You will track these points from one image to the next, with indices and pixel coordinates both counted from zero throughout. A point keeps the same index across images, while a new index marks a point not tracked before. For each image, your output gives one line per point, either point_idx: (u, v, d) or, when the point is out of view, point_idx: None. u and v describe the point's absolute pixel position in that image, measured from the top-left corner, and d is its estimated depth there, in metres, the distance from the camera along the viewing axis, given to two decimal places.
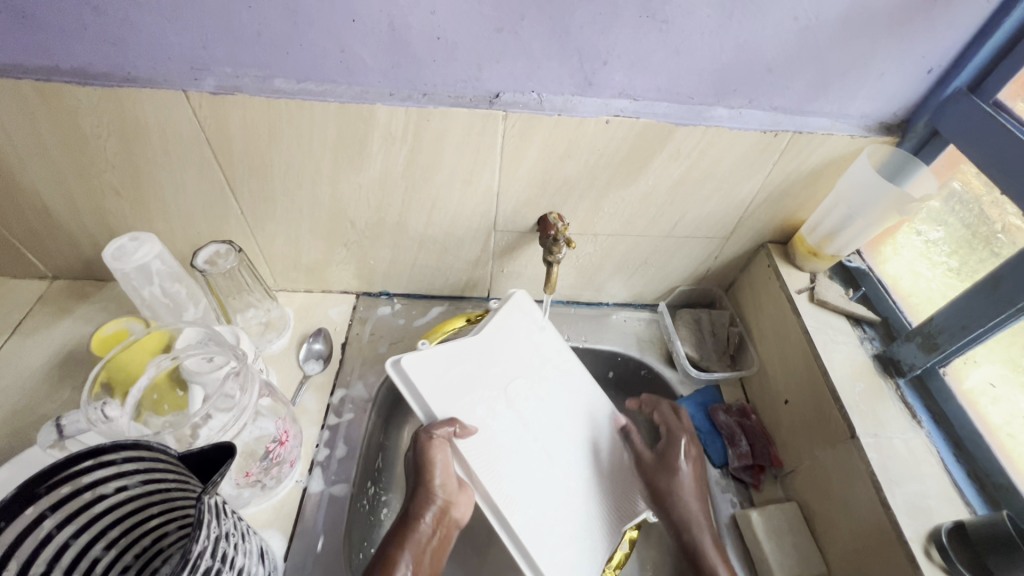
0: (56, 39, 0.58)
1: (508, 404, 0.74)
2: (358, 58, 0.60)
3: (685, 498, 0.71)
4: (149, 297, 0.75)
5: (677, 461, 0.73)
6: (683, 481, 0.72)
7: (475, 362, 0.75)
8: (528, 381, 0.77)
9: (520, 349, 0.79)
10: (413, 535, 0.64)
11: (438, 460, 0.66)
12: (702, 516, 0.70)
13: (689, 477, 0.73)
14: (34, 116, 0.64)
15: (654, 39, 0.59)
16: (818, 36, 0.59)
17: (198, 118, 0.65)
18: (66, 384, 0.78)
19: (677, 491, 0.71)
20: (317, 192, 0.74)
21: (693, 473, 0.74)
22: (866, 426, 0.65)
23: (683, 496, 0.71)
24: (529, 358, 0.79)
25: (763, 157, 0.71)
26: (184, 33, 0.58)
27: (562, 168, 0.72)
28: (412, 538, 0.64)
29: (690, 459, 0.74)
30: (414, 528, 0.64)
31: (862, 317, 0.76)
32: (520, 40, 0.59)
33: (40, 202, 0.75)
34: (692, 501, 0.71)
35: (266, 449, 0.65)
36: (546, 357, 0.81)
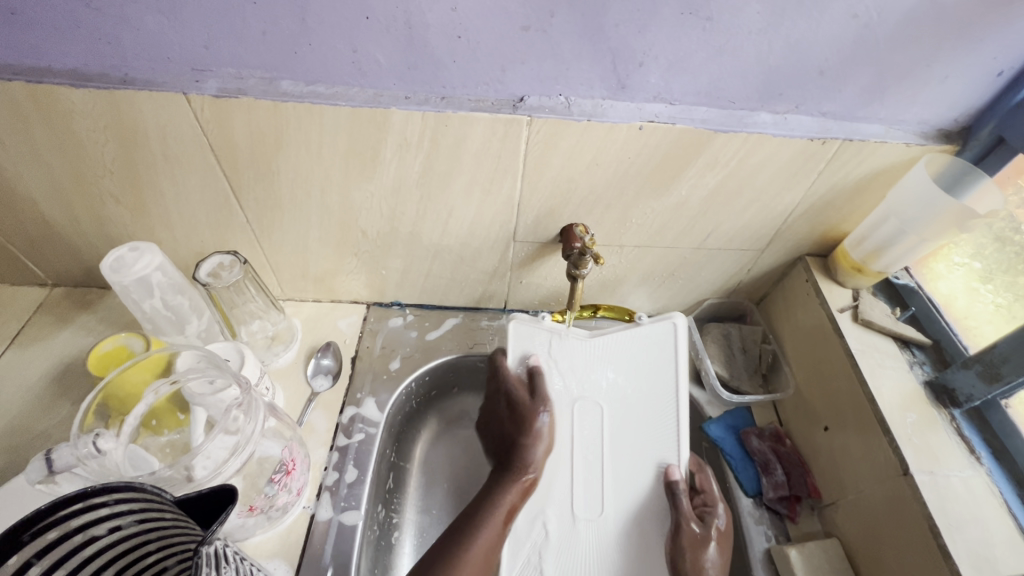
0: (47, 37, 0.54)
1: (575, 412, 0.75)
2: (372, 60, 0.56)
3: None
4: (150, 310, 0.71)
5: (706, 551, 0.64)
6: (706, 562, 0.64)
7: (595, 355, 0.77)
8: (614, 404, 0.75)
9: (636, 376, 0.76)
10: (524, 475, 0.71)
11: (547, 416, 0.74)
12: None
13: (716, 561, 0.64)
14: (27, 119, 0.60)
15: (696, 39, 0.54)
16: (879, 35, 0.54)
17: (200, 123, 0.60)
18: (65, 398, 0.75)
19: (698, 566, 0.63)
20: (327, 201, 0.70)
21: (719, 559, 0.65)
22: (920, 462, 0.60)
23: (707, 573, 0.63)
24: (637, 388, 0.75)
25: (808, 166, 0.66)
26: (184, 32, 0.53)
27: (589, 177, 0.67)
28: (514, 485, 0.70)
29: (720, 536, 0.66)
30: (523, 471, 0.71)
31: (911, 339, 0.71)
32: (549, 40, 0.54)
33: (37, 209, 0.71)
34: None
35: (271, 479, 0.63)
36: (652, 396, 0.75)
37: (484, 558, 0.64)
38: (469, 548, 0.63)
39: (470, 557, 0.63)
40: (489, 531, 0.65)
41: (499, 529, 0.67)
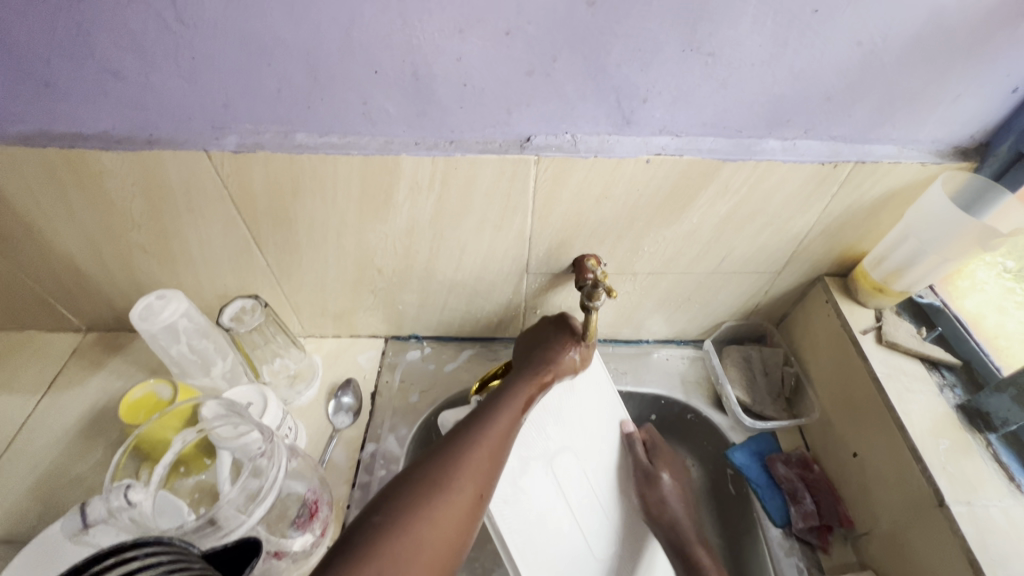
0: (78, 105, 0.57)
1: (553, 470, 0.69)
2: (382, 110, 0.57)
3: (674, 512, 0.73)
4: (177, 354, 0.74)
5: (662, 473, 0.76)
6: (667, 496, 0.75)
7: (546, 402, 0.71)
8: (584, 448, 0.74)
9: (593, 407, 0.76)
10: (546, 376, 0.69)
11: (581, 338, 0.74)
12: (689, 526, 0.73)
13: (676, 495, 0.75)
14: (61, 180, 0.63)
15: (698, 73, 0.54)
16: (885, 60, 0.53)
17: (221, 176, 0.63)
18: (98, 442, 0.77)
19: (663, 500, 0.74)
20: (344, 243, 0.72)
21: (677, 490, 0.75)
22: (956, 492, 0.57)
23: (671, 507, 0.74)
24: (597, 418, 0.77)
25: (820, 189, 0.65)
26: (205, 93, 0.56)
27: (598, 210, 0.67)
28: (535, 378, 0.68)
29: (674, 473, 0.77)
30: (547, 373, 0.69)
31: (940, 360, 0.69)
32: (552, 82, 0.55)
33: (72, 261, 0.74)
34: (678, 512, 0.74)
35: (293, 522, 0.62)
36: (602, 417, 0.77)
37: (503, 438, 0.59)
38: (489, 424, 0.60)
39: (488, 437, 0.58)
40: (509, 414, 0.62)
41: (513, 414, 0.62)
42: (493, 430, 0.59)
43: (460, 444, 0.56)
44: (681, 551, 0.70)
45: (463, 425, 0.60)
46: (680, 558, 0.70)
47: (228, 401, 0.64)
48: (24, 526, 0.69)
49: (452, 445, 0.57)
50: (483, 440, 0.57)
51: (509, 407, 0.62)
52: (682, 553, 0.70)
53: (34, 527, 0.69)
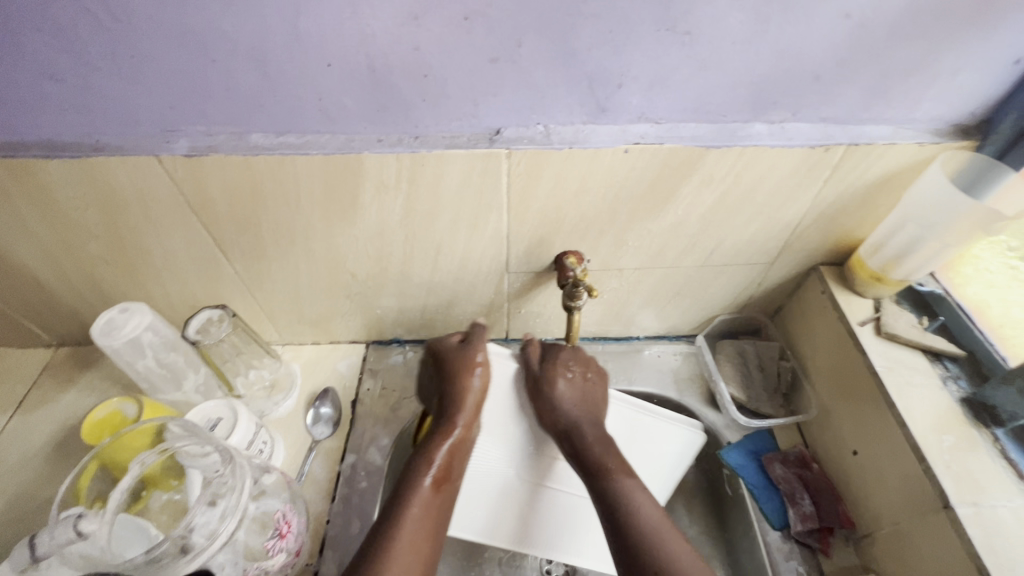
0: (16, 112, 0.53)
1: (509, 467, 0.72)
2: (339, 106, 0.54)
3: (573, 419, 0.67)
4: (144, 369, 0.71)
5: (558, 378, 0.69)
6: (561, 403, 0.68)
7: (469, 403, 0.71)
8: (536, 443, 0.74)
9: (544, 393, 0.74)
10: (449, 436, 0.65)
11: (476, 358, 0.69)
12: (587, 426, 0.66)
13: (576, 402, 0.68)
14: (8, 192, 0.60)
15: (676, 55, 0.51)
16: (876, 34, 0.50)
17: (175, 183, 0.60)
18: (71, 462, 0.75)
19: (555, 407, 0.67)
20: (312, 248, 0.68)
21: (574, 399, 0.68)
22: (962, 493, 0.54)
23: (573, 417, 0.67)
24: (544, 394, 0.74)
25: (811, 175, 0.61)
26: (149, 95, 0.52)
27: (578, 204, 0.63)
28: (442, 442, 0.64)
29: (569, 376, 0.70)
30: (450, 430, 0.65)
31: (943, 351, 0.66)
32: (519, 69, 0.51)
33: (31, 275, 0.71)
34: (575, 417, 0.67)
35: (267, 545, 0.58)
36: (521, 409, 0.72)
37: (419, 533, 0.57)
38: (398, 526, 0.56)
39: (400, 543, 0.55)
40: (419, 503, 0.59)
41: (423, 500, 0.59)
42: (404, 529, 0.56)
43: (373, 554, 0.54)
44: (580, 457, 0.65)
45: (373, 531, 0.57)
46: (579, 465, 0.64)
47: (189, 423, 0.60)
48: None
49: (365, 556, 0.54)
50: (398, 546, 0.55)
51: (417, 493, 0.60)
52: (584, 458, 0.64)
53: (3, 553, 0.67)
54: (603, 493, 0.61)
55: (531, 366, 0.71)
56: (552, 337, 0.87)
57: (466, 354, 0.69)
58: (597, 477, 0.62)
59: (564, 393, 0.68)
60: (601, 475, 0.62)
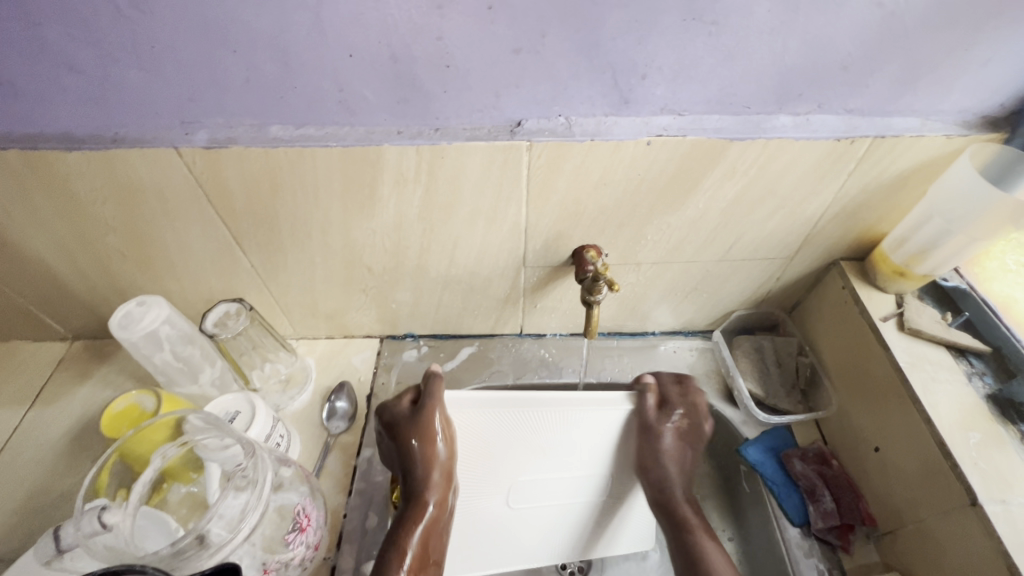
0: (36, 104, 0.53)
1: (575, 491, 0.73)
2: (360, 98, 0.53)
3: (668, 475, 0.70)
4: (161, 362, 0.71)
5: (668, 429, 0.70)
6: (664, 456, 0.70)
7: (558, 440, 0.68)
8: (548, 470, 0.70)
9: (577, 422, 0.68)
10: (423, 514, 0.63)
11: (435, 427, 0.65)
12: (679, 485, 0.70)
13: (674, 456, 0.70)
14: (27, 185, 0.60)
15: (702, 45, 0.50)
16: (907, 23, 0.49)
17: (194, 175, 0.59)
18: (88, 454, 0.75)
19: (659, 458, 0.69)
20: (330, 241, 0.68)
21: (672, 457, 0.70)
22: (990, 491, 0.53)
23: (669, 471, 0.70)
24: (589, 420, 0.68)
25: (835, 168, 0.60)
26: (168, 86, 0.52)
27: (597, 197, 0.63)
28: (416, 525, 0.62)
29: (675, 426, 0.70)
30: (422, 507, 0.63)
31: (968, 347, 0.65)
32: (543, 60, 0.51)
33: (48, 268, 0.71)
34: (671, 470, 0.70)
35: (286, 538, 0.58)
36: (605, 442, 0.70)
37: None
38: None
39: None
40: None
41: None
42: None
43: None
44: (669, 510, 0.69)
45: None
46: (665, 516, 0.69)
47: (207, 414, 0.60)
48: (12, 544, 0.67)
49: None
50: None
51: None
52: (670, 511, 0.69)
53: (22, 545, 0.67)
54: (685, 548, 0.65)
55: (646, 414, 0.70)
56: (567, 332, 0.87)
57: (420, 421, 0.65)
58: (680, 533, 0.67)
59: (669, 446, 0.70)
60: (687, 530, 0.66)
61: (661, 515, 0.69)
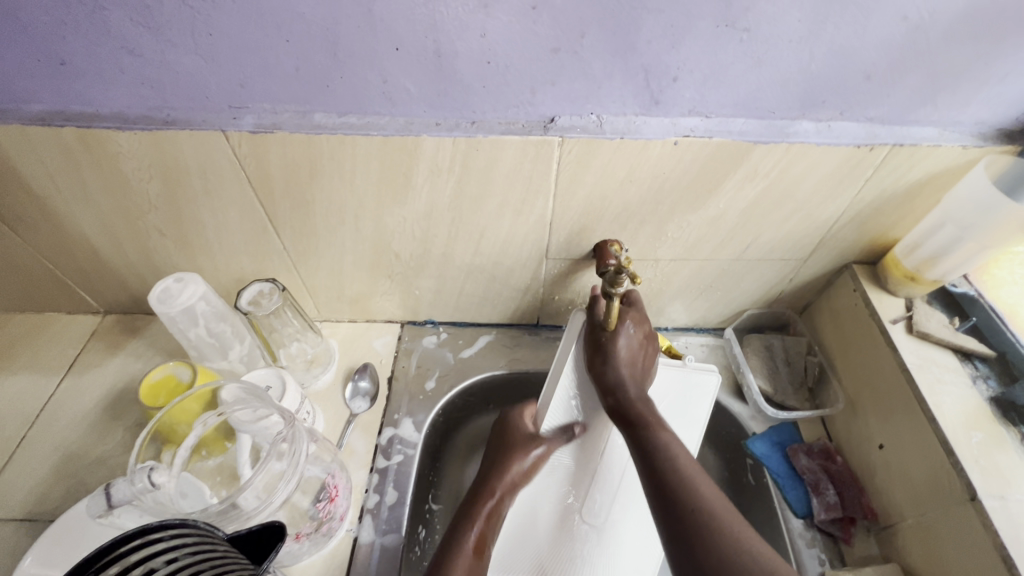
0: (95, 84, 0.56)
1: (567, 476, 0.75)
2: (402, 89, 0.56)
3: (622, 370, 0.64)
4: (195, 337, 0.74)
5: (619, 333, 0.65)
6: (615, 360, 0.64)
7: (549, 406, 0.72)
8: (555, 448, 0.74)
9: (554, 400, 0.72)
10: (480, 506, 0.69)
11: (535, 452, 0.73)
12: (632, 386, 0.64)
13: (629, 358, 0.65)
14: (79, 161, 0.63)
15: (732, 50, 0.52)
16: (930, 37, 0.51)
17: (238, 157, 0.62)
18: (119, 423, 0.78)
19: (611, 361, 0.64)
20: (361, 227, 0.71)
21: (627, 359, 0.65)
22: (989, 486, 0.56)
23: (622, 373, 0.64)
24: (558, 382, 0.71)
25: (854, 173, 0.63)
26: (222, 72, 0.55)
27: (622, 194, 0.65)
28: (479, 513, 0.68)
29: (630, 333, 0.65)
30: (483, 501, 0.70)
31: (973, 351, 0.67)
32: (579, 60, 0.53)
33: (89, 243, 0.74)
34: (625, 376, 0.64)
35: (314, 507, 0.62)
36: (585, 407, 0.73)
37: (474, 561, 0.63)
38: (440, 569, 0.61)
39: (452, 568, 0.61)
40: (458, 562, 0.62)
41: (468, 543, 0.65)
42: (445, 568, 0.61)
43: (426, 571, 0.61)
44: (623, 413, 0.63)
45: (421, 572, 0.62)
46: (621, 420, 0.63)
47: (247, 385, 0.63)
48: (50, 505, 0.70)
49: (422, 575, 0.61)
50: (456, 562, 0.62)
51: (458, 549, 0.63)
52: (627, 411, 0.63)
53: (57, 507, 0.70)
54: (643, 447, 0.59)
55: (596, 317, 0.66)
56: None
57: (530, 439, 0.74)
58: (636, 430, 0.61)
59: (623, 352, 0.65)
60: (645, 429, 0.60)
61: (615, 417, 0.64)
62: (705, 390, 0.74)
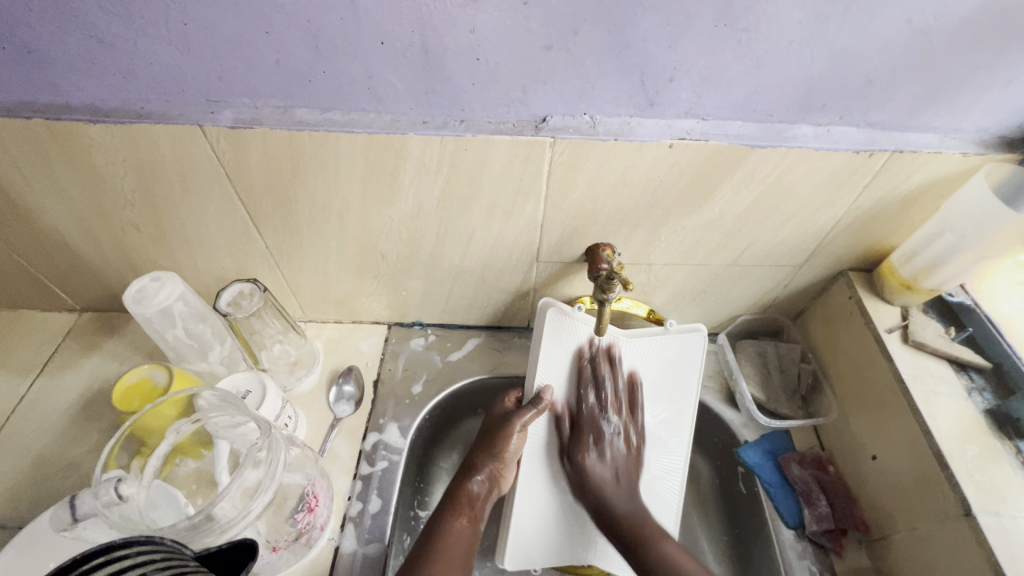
0: (64, 74, 0.53)
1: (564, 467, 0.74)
2: (388, 85, 0.53)
3: (604, 494, 0.70)
4: (173, 338, 0.71)
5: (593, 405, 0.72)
6: (595, 475, 0.70)
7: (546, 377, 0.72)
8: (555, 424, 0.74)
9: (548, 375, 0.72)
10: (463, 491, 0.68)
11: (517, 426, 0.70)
12: (616, 500, 0.69)
13: (608, 476, 0.71)
14: (49, 155, 0.60)
15: (731, 51, 0.50)
16: (934, 41, 0.49)
17: (216, 153, 0.59)
18: (94, 426, 0.75)
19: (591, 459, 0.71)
20: (346, 227, 0.69)
21: (607, 465, 0.71)
22: (984, 502, 0.55)
23: (603, 493, 0.70)
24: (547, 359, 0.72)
25: (852, 179, 0.61)
26: (198, 64, 0.52)
27: (615, 197, 0.63)
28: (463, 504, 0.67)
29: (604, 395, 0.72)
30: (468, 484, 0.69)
31: (968, 362, 0.66)
32: (573, 58, 0.51)
33: (62, 239, 0.71)
34: (608, 494, 0.70)
35: (292, 518, 0.60)
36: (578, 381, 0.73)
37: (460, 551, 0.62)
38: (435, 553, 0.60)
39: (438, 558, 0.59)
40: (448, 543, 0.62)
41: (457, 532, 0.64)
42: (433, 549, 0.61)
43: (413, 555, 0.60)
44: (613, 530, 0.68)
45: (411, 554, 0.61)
46: (613, 533, 0.68)
47: (221, 390, 0.60)
48: (19, 511, 0.67)
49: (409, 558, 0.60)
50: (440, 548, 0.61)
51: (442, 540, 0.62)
52: (623, 528, 0.67)
53: (26, 515, 0.67)
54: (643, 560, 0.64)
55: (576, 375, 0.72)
56: None
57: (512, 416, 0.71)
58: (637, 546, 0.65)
59: (602, 473, 0.71)
60: (644, 544, 0.65)
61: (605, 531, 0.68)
62: (691, 358, 0.75)
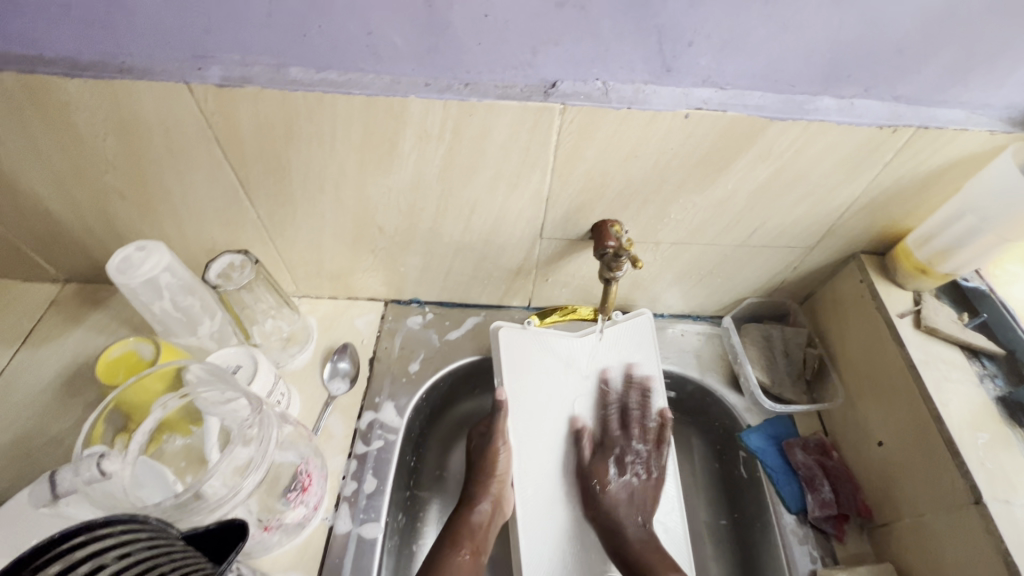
0: (38, 22, 0.49)
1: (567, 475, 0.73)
2: (389, 43, 0.50)
3: (615, 519, 0.67)
4: (160, 311, 0.68)
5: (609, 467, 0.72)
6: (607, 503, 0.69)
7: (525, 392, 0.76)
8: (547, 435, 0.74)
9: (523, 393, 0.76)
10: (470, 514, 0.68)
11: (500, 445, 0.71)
12: (628, 526, 0.67)
13: (622, 497, 0.70)
14: (24, 113, 0.56)
15: (755, 14, 0.47)
16: (973, 7, 0.46)
17: (204, 115, 0.56)
18: (78, 400, 0.73)
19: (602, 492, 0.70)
20: (342, 197, 0.65)
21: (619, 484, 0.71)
22: (994, 490, 0.54)
23: (617, 513, 0.68)
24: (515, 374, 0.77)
25: (872, 156, 0.59)
26: (183, 15, 0.48)
27: (625, 169, 0.61)
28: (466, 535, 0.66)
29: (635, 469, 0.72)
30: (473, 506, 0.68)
31: (981, 349, 0.65)
32: (587, 17, 0.47)
33: (41, 205, 0.68)
34: (618, 518, 0.67)
35: (285, 496, 0.58)
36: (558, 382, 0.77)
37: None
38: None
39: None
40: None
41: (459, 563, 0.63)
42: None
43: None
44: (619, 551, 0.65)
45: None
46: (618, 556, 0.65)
47: (209, 364, 0.58)
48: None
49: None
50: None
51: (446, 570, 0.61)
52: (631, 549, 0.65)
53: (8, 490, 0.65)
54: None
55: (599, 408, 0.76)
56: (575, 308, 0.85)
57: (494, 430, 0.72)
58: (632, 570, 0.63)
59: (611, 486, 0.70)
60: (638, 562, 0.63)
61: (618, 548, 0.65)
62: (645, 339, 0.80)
